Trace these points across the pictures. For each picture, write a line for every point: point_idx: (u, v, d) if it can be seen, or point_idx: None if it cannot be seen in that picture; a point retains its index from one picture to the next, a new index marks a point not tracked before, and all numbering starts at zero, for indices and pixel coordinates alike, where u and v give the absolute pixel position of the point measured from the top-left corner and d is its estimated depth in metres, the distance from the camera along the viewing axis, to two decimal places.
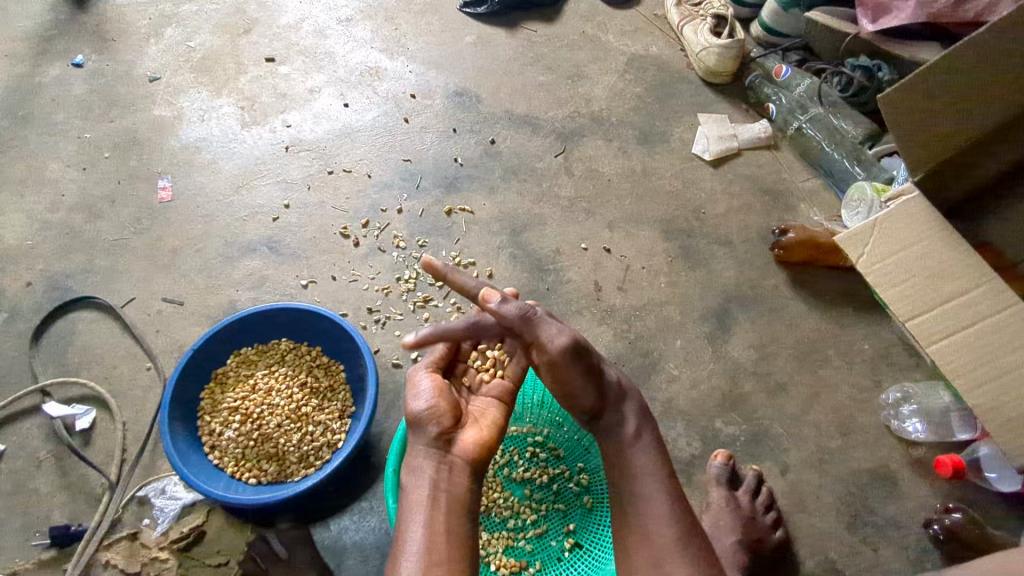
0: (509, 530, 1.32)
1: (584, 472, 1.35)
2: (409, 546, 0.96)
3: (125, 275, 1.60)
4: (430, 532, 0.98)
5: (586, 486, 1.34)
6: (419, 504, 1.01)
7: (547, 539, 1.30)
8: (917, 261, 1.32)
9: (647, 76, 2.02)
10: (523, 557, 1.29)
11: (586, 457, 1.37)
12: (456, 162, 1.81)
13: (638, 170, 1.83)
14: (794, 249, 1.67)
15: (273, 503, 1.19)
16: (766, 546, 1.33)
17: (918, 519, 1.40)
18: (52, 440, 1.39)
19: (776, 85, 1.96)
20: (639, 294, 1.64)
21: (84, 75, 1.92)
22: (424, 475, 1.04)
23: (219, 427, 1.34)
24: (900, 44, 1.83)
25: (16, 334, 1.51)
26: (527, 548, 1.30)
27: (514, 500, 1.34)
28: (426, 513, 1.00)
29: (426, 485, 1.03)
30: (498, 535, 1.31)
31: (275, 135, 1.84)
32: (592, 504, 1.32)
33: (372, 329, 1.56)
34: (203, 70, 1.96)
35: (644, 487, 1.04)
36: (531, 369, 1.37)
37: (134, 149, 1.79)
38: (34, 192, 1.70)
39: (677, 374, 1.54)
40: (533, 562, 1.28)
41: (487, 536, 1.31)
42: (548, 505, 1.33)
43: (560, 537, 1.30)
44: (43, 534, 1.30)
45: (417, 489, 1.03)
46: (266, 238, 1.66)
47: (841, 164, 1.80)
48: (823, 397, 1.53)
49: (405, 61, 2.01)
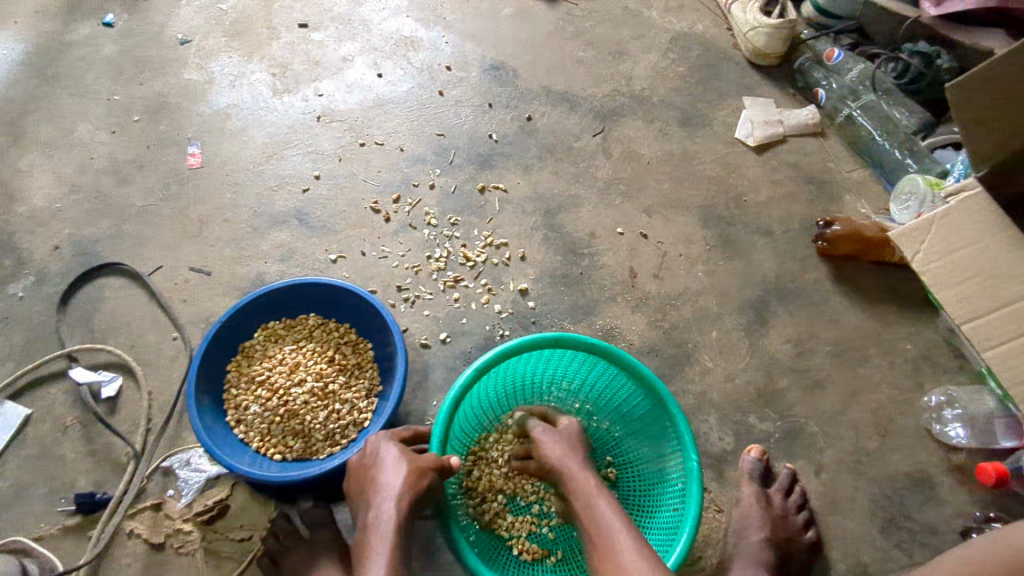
0: (533, 515, 1.28)
1: (613, 466, 1.31)
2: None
3: (153, 242, 1.57)
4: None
5: (614, 481, 1.31)
6: (383, 552, 0.96)
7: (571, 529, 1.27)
8: (976, 261, 1.27)
9: (691, 55, 1.94)
10: (545, 544, 1.26)
11: (617, 450, 1.33)
12: (491, 139, 1.76)
13: (678, 153, 1.77)
14: (839, 243, 1.60)
15: (298, 482, 1.17)
16: (796, 546, 1.30)
17: (955, 526, 1.36)
18: (78, 406, 1.38)
19: (828, 69, 1.87)
20: (675, 282, 1.59)
21: (115, 35, 1.88)
22: (391, 525, 0.99)
23: (245, 401, 1.33)
24: (962, 30, 1.75)
25: (44, 297, 1.50)
26: (550, 536, 1.27)
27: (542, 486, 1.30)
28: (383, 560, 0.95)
29: (382, 534, 0.98)
30: (522, 519, 1.27)
31: (307, 104, 1.79)
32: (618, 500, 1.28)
33: (400, 308, 1.53)
34: (235, 35, 1.91)
35: (602, 517, 1.02)
36: (581, 356, 1.28)
37: (164, 113, 1.75)
38: (63, 154, 1.68)
39: (711, 367, 1.50)
40: (555, 551, 1.25)
41: (511, 519, 1.27)
42: None
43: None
44: (67, 500, 1.29)
45: (379, 544, 0.97)
46: (295, 210, 1.63)
47: (892, 154, 1.72)
48: (862, 397, 1.48)
49: (442, 31, 1.95)
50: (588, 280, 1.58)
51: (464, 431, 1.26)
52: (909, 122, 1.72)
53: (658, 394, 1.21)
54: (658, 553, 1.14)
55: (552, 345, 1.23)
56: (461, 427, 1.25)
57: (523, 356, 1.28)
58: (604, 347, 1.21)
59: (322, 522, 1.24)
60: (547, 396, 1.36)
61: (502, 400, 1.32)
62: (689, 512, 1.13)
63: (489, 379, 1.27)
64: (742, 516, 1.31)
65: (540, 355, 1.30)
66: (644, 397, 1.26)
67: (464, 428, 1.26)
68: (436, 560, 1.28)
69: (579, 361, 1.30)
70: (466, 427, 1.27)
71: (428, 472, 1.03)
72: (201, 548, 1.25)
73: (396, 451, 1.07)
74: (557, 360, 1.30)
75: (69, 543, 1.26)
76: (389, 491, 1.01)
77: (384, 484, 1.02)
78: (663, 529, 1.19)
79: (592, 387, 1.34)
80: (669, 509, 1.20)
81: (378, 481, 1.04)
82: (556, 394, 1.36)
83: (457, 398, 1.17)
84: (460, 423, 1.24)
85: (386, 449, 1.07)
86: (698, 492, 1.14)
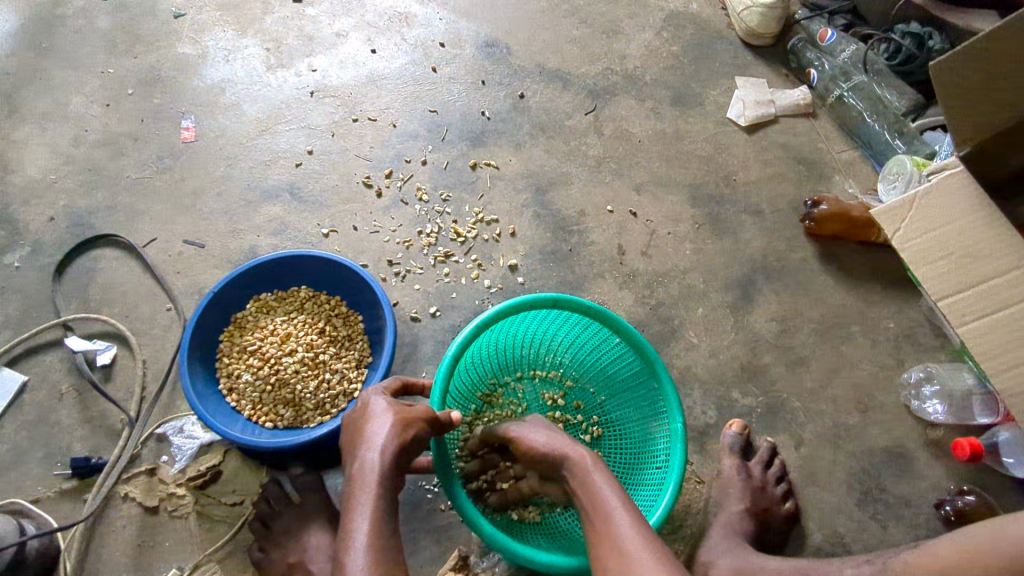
0: None
1: (598, 425, 1.34)
2: (356, 539, 0.92)
3: (147, 214, 1.59)
4: (360, 528, 0.93)
5: (598, 437, 1.33)
6: (368, 500, 0.97)
7: None
8: (955, 238, 1.25)
9: (685, 35, 1.95)
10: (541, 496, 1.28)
11: (602, 407, 1.35)
12: (483, 116, 1.77)
13: (670, 132, 1.78)
14: (825, 223, 1.62)
15: (288, 448, 1.20)
16: (774, 516, 1.33)
17: (929, 499, 1.39)
18: (73, 374, 1.41)
19: (820, 50, 1.87)
20: (663, 259, 1.61)
21: (109, 9, 1.88)
22: (377, 473, 0.99)
23: (237, 370, 1.35)
24: (954, 11, 1.78)
25: (39, 268, 1.52)
26: None
27: None
28: (364, 509, 0.95)
29: (367, 481, 0.99)
30: None
31: (300, 79, 1.80)
32: (602, 457, 1.31)
33: (391, 282, 1.55)
34: (229, 9, 1.91)
35: (597, 501, 0.96)
36: (577, 317, 1.30)
37: (158, 86, 1.76)
38: (58, 126, 1.69)
39: (696, 342, 1.52)
40: None
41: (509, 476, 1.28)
42: None
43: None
44: (64, 464, 1.32)
45: (363, 492, 0.97)
46: (288, 183, 1.64)
47: (881, 136, 1.73)
48: (843, 373, 1.51)
49: (436, 8, 1.95)
50: (577, 257, 1.60)
51: (461, 388, 1.27)
52: (899, 103, 1.74)
53: (649, 357, 1.24)
54: (643, 509, 1.19)
55: (551, 305, 1.23)
56: (456, 384, 1.25)
57: (518, 316, 1.28)
58: (601, 308, 1.22)
59: (313, 487, 1.27)
60: (538, 352, 1.37)
61: (493, 358, 1.33)
62: (672, 473, 1.18)
63: (482, 337, 1.27)
64: (722, 486, 1.34)
65: (533, 314, 1.30)
66: (634, 357, 1.29)
67: (459, 384, 1.26)
68: (423, 525, 1.31)
69: (574, 323, 1.32)
70: (462, 384, 1.26)
71: (415, 423, 1.05)
72: (193, 512, 1.29)
73: (386, 403, 1.09)
74: (551, 322, 1.33)
75: (65, 506, 1.29)
76: (374, 440, 1.02)
77: (371, 434, 1.04)
78: (647, 484, 1.23)
79: (584, 352, 1.37)
80: (654, 468, 1.24)
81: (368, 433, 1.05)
82: (546, 353, 1.38)
83: (456, 356, 1.17)
84: (455, 381, 1.24)
85: (374, 400, 1.10)
86: (682, 449, 1.19)
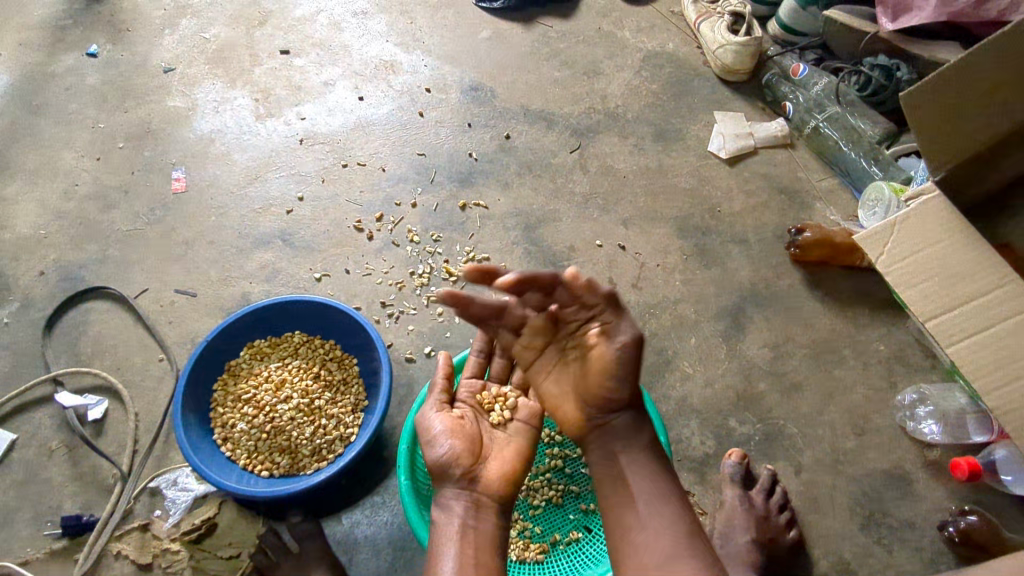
0: (521, 513, 1.32)
1: None
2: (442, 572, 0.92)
3: (138, 265, 1.59)
4: (465, 568, 0.92)
5: None
6: (451, 539, 0.96)
7: (565, 512, 1.32)
8: (936, 260, 1.22)
9: (663, 73, 2.01)
10: (538, 538, 1.29)
11: None
12: (470, 157, 1.80)
13: (653, 167, 1.82)
14: (810, 249, 1.66)
15: (285, 497, 1.19)
16: (780, 547, 1.32)
17: (932, 521, 1.39)
18: (64, 429, 1.39)
19: (794, 83, 1.94)
20: (654, 291, 1.63)
21: (99, 65, 1.91)
22: (461, 508, 0.99)
23: (231, 420, 1.34)
24: (920, 42, 1.84)
25: (29, 323, 1.51)
26: (537, 529, 1.30)
27: (529, 479, 1.34)
28: (456, 547, 0.95)
29: (459, 521, 0.98)
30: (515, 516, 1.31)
31: (289, 127, 1.83)
32: None
33: (385, 323, 1.55)
34: (218, 62, 1.95)
35: (638, 472, 0.94)
36: None
37: (149, 140, 1.78)
38: (48, 182, 1.70)
39: (690, 372, 1.53)
40: (551, 537, 1.29)
41: None
42: (561, 489, 1.34)
43: (574, 519, 1.31)
44: (54, 524, 1.29)
45: (450, 528, 0.97)
46: (279, 230, 1.66)
47: (858, 163, 1.78)
48: (838, 397, 1.52)
49: (421, 54, 2.00)
50: None
51: None
52: (873, 132, 1.79)
53: None
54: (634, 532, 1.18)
55: None
56: None
57: None
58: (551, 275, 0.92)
59: (311, 536, 1.25)
60: None
61: None
62: None
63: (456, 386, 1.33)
64: (726, 519, 1.34)
65: None
66: None
67: None
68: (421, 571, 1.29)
69: None
70: None
71: (466, 458, 1.03)
72: (188, 567, 1.25)
73: (441, 428, 1.07)
74: None
75: (55, 567, 1.26)
76: (447, 475, 1.02)
77: (438, 469, 1.04)
78: None
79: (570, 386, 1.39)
80: None
81: (448, 490, 1.01)
82: None
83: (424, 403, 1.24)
84: None
85: (430, 424, 1.08)
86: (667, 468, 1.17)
